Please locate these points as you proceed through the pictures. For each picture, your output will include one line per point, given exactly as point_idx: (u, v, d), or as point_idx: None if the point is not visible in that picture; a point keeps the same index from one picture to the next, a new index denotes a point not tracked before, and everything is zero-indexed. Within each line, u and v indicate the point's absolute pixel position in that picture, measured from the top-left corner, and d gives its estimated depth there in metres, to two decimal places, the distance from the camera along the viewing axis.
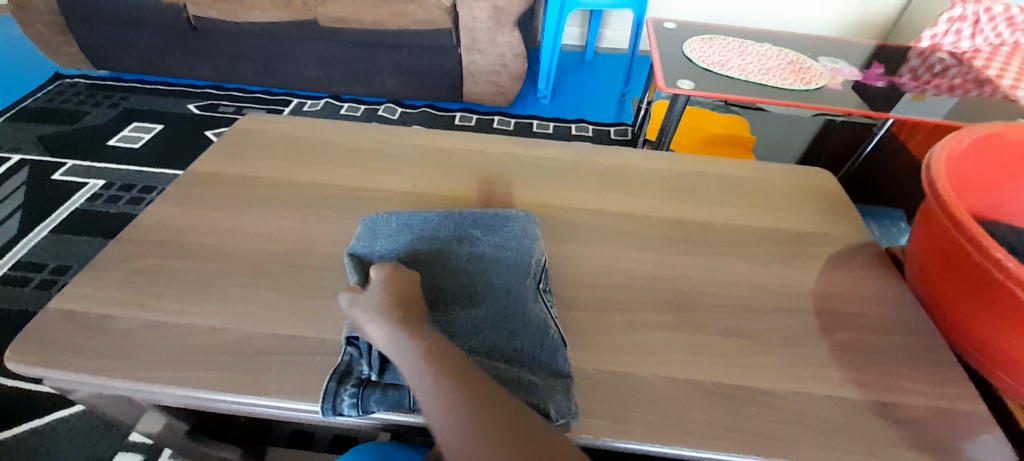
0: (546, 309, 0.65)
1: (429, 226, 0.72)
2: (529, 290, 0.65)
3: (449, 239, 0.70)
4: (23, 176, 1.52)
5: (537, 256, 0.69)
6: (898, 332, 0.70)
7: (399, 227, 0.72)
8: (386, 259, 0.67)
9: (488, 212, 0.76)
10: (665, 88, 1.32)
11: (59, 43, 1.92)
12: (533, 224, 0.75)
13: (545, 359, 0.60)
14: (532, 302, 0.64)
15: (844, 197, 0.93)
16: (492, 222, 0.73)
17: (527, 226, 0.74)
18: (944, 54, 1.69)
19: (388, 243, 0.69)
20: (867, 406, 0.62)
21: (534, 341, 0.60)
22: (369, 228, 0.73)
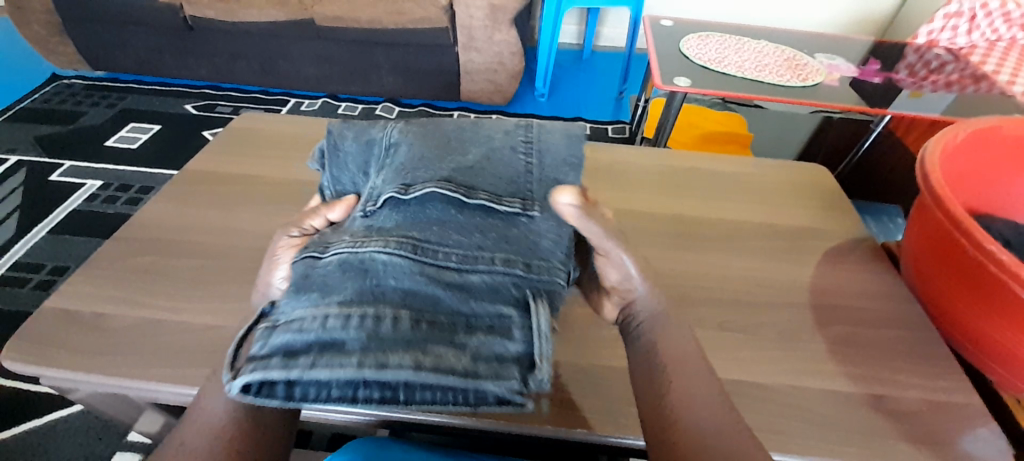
0: (476, 270, 0.52)
1: (410, 145, 0.61)
2: (472, 247, 0.53)
3: (422, 156, 0.59)
4: (21, 176, 1.52)
5: (519, 190, 0.58)
6: (893, 326, 0.71)
7: (385, 149, 0.62)
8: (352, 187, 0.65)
9: (489, 137, 0.62)
10: (662, 85, 1.33)
11: (55, 43, 1.91)
12: (546, 139, 0.62)
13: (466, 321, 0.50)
14: (461, 263, 0.52)
15: (839, 191, 0.93)
16: (485, 151, 0.61)
17: (541, 146, 0.62)
18: (940, 50, 1.69)
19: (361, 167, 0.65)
20: (861, 399, 0.62)
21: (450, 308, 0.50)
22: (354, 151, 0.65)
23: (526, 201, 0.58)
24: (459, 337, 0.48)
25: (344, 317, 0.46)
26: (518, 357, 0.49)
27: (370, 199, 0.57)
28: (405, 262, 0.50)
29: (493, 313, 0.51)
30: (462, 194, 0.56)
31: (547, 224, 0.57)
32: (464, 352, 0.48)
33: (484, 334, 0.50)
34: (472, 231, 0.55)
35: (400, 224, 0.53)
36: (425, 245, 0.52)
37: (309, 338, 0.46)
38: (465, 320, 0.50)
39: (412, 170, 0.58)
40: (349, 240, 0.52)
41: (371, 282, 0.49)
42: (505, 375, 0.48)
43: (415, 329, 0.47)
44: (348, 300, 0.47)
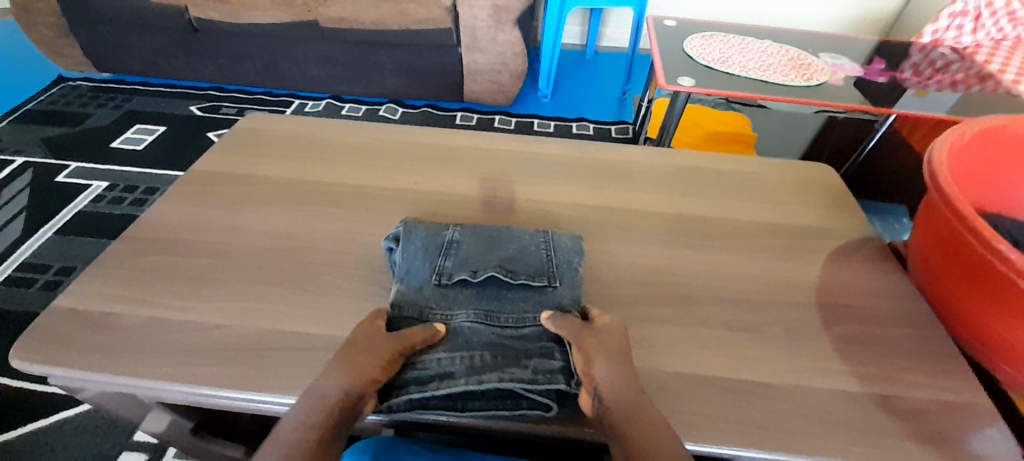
0: (532, 321, 0.64)
1: (467, 233, 0.73)
2: (527, 308, 0.66)
3: (479, 242, 0.72)
4: (27, 178, 1.53)
5: (555, 269, 0.69)
6: (900, 325, 0.70)
7: (447, 233, 0.73)
8: (413, 247, 0.70)
9: (529, 233, 0.74)
10: (666, 85, 1.32)
11: (62, 45, 1.93)
12: (575, 244, 0.73)
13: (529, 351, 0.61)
14: (522, 317, 0.65)
15: (845, 190, 0.93)
16: (527, 245, 0.72)
17: (570, 247, 0.73)
18: (946, 49, 1.69)
19: (425, 235, 0.72)
20: (868, 398, 0.62)
21: (518, 343, 0.62)
22: (416, 230, 0.72)
23: (555, 275, 0.69)
24: (522, 359, 0.60)
25: (446, 356, 0.59)
26: (564, 370, 0.59)
27: (443, 273, 0.68)
28: (479, 322, 0.63)
29: (543, 345, 0.62)
30: (507, 276, 0.67)
31: (569, 291, 0.68)
32: (527, 367, 0.59)
33: (538, 357, 0.60)
34: (521, 300, 0.66)
35: (471, 296, 0.67)
36: (491, 307, 0.66)
37: (419, 371, 0.58)
38: (524, 351, 0.61)
39: (472, 252, 0.70)
40: (439, 302, 0.66)
41: (457, 333, 0.62)
42: (554, 380, 0.58)
43: (492, 359, 0.59)
44: (447, 345, 0.61)
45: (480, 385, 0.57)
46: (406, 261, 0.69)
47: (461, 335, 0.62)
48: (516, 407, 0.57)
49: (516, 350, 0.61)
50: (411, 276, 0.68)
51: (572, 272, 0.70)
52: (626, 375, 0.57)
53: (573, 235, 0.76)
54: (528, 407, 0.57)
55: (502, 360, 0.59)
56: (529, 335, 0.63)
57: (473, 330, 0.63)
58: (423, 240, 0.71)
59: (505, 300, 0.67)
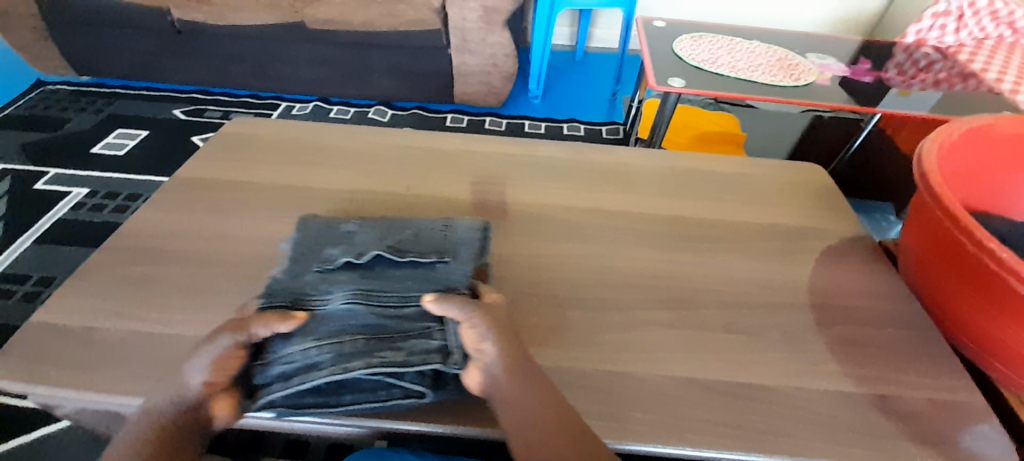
0: (414, 298, 0.62)
1: (361, 225, 0.74)
2: (412, 286, 0.64)
3: (371, 231, 0.73)
4: (4, 185, 1.49)
5: (446, 250, 0.70)
6: (894, 325, 0.71)
7: (341, 225, 0.74)
8: (305, 243, 0.72)
9: (428, 222, 0.75)
10: (657, 86, 1.32)
11: (39, 48, 1.87)
12: (477, 232, 0.74)
13: (406, 332, 0.59)
14: (405, 295, 0.63)
15: (836, 190, 0.93)
16: (422, 232, 0.73)
17: (470, 234, 0.73)
18: (929, 48, 1.71)
19: (320, 229, 0.74)
20: (865, 399, 0.62)
21: (395, 324, 0.59)
22: (311, 228, 0.74)
23: (445, 254, 0.70)
24: (397, 341, 0.57)
25: (315, 344, 0.57)
26: (441, 349, 0.57)
27: (328, 260, 0.69)
28: (356, 304, 0.61)
29: (423, 325, 0.60)
30: (395, 254, 0.68)
31: (460, 268, 0.68)
32: (401, 350, 0.57)
33: (416, 338, 0.58)
34: (407, 279, 0.66)
35: (355, 278, 0.66)
36: (373, 288, 0.64)
37: (285, 365, 0.56)
38: (400, 332, 0.59)
39: (364, 239, 0.71)
40: (318, 287, 0.64)
41: (331, 318, 0.60)
42: (428, 360, 0.56)
43: (363, 343, 0.57)
44: (316, 334, 0.58)
45: (345, 373, 0.54)
46: (299, 250, 0.71)
47: (337, 317, 0.60)
48: (388, 397, 0.56)
49: (392, 331, 0.59)
50: (298, 266, 0.68)
51: (468, 249, 0.71)
52: (515, 357, 0.56)
53: (478, 221, 0.77)
54: (401, 397, 0.56)
55: (373, 344, 0.57)
56: (409, 314, 0.61)
57: (351, 310, 0.60)
58: (318, 234, 0.73)
59: (388, 280, 0.66)
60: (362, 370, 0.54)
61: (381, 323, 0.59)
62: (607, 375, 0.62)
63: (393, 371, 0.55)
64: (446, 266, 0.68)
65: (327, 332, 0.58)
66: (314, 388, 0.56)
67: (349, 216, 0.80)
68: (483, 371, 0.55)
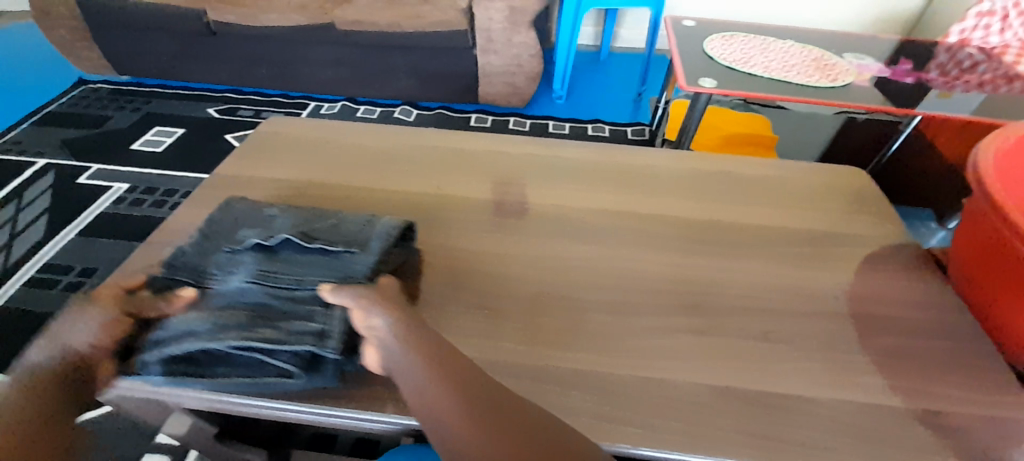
0: (309, 284, 0.64)
1: (282, 210, 0.76)
2: (310, 271, 0.65)
3: (290, 216, 0.74)
4: (49, 179, 1.55)
5: (357, 238, 0.69)
6: (940, 337, 0.68)
7: (265, 209, 0.76)
8: (226, 221, 0.74)
9: (350, 214, 0.75)
10: (687, 87, 1.30)
11: (82, 48, 1.95)
12: (395, 224, 0.73)
13: (291, 314, 0.61)
14: (301, 280, 0.64)
15: (878, 195, 0.90)
16: (337, 220, 0.73)
17: (385, 225, 0.72)
18: (973, 49, 1.64)
19: (246, 211, 0.76)
20: (912, 414, 0.59)
21: (284, 307, 0.62)
22: (239, 210, 0.77)
23: (353, 243, 0.68)
24: (279, 322, 0.60)
25: (203, 317, 0.60)
26: (318, 333, 0.59)
27: (240, 240, 0.70)
28: (252, 284, 0.64)
29: (310, 309, 0.62)
30: (302, 240, 0.68)
31: (361, 258, 0.66)
32: (279, 330, 0.59)
33: (298, 321, 0.60)
34: (309, 265, 0.66)
35: (260, 260, 0.67)
36: (276, 270, 0.66)
37: (170, 334, 0.60)
38: (284, 314, 0.61)
39: (281, 223, 0.72)
40: (228, 264, 0.67)
41: (228, 292, 0.64)
42: (302, 343, 0.58)
43: (246, 321, 0.60)
44: (208, 304, 0.62)
45: (220, 346, 0.57)
46: (221, 228, 0.73)
47: (233, 295, 0.63)
48: (263, 374, 0.59)
49: (278, 313, 0.61)
50: (211, 244, 0.70)
51: (381, 242, 0.69)
52: (408, 335, 0.56)
53: (401, 220, 0.74)
54: (275, 375, 0.58)
55: (254, 323, 0.60)
56: (297, 299, 0.63)
57: (245, 290, 0.63)
58: (242, 215, 0.75)
59: (289, 263, 0.66)
60: (234, 343, 0.57)
61: (271, 305, 0.62)
62: (640, 380, 0.61)
63: (266, 349, 0.58)
64: (350, 255, 0.67)
65: (217, 308, 0.62)
66: (188, 356, 0.59)
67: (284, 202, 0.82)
68: (377, 346, 0.57)
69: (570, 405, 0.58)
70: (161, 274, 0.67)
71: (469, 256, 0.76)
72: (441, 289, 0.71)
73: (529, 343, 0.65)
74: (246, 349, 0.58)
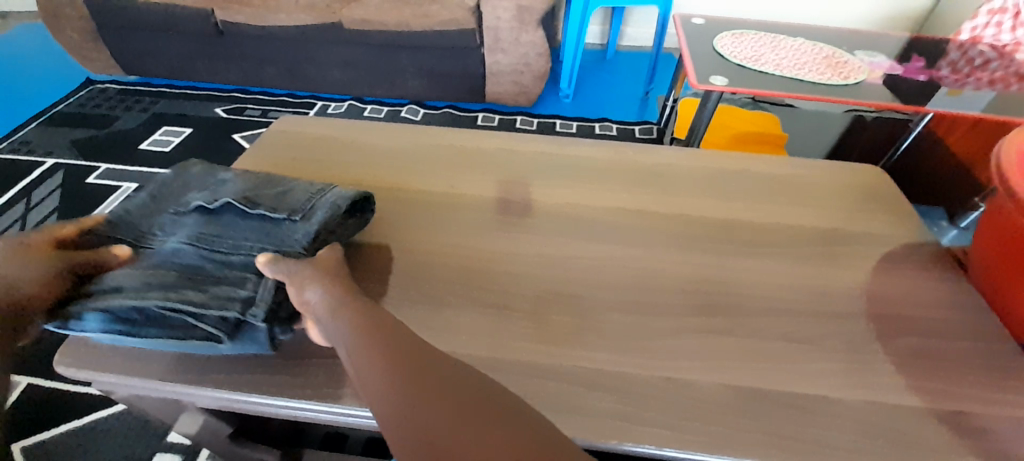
0: (246, 250, 0.67)
1: (233, 178, 0.78)
2: (250, 239, 0.69)
3: (240, 184, 0.76)
4: (58, 179, 1.56)
5: (297, 207, 0.72)
6: (964, 337, 0.67)
7: (218, 178, 0.78)
8: (182, 190, 0.78)
9: (296, 182, 0.77)
10: (698, 85, 1.29)
11: (90, 49, 1.96)
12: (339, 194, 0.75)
13: (222, 277, 0.63)
14: (238, 246, 0.67)
15: (896, 193, 0.89)
16: (282, 190, 0.75)
17: (328, 196, 0.74)
18: (985, 46, 1.61)
19: (202, 180, 0.79)
20: (939, 415, 0.58)
21: (218, 270, 0.64)
22: (195, 177, 0.79)
23: (294, 213, 0.71)
24: (208, 284, 0.62)
25: (136, 274, 0.62)
26: (245, 299, 0.60)
27: (189, 207, 0.73)
28: (190, 247, 0.67)
29: (242, 276, 0.63)
30: (244, 206, 0.71)
31: (299, 227, 0.69)
32: (205, 292, 0.61)
33: (226, 285, 0.62)
34: (249, 233, 0.70)
35: (204, 226, 0.70)
36: (218, 239, 0.68)
37: (102, 287, 0.61)
38: (216, 276, 0.63)
39: (228, 191, 0.75)
40: (176, 233, 0.70)
41: (164, 256, 0.66)
42: (225, 306, 0.59)
43: (177, 280, 0.62)
44: (141, 266, 0.64)
45: (143, 303, 0.59)
46: (183, 200, 0.75)
47: (170, 256, 0.66)
48: (188, 334, 0.58)
49: (211, 276, 0.63)
50: (164, 211, 0.74)
51: (325, 213, 0.71)
52: (337, 307, 0.55)
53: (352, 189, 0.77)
54: (200, 336, 0.58)
55: (185, 284, 0.62)
56: (232, 264, 0.65)
57: (183, 252, 0.66)
58: (196, 184, 0.78)
59: (230, 231, 0.70)
60: (157, 301, 0.59)
61: (206, 268, 0.64)
62: (662, 381, 0.60)
63: (191, 311, 0.59)
64: (291, 222, 0.70)
65: (151, 267, 0.64)
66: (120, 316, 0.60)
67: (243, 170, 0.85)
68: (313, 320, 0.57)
69: (588, 404, 0.58)
70: (106, 233, 0.70)
71: (483, 254, 0.75)
72: (456, 288, 0.70)
73: (546, 342, 0.64)
74: (171, 311, 0.59)
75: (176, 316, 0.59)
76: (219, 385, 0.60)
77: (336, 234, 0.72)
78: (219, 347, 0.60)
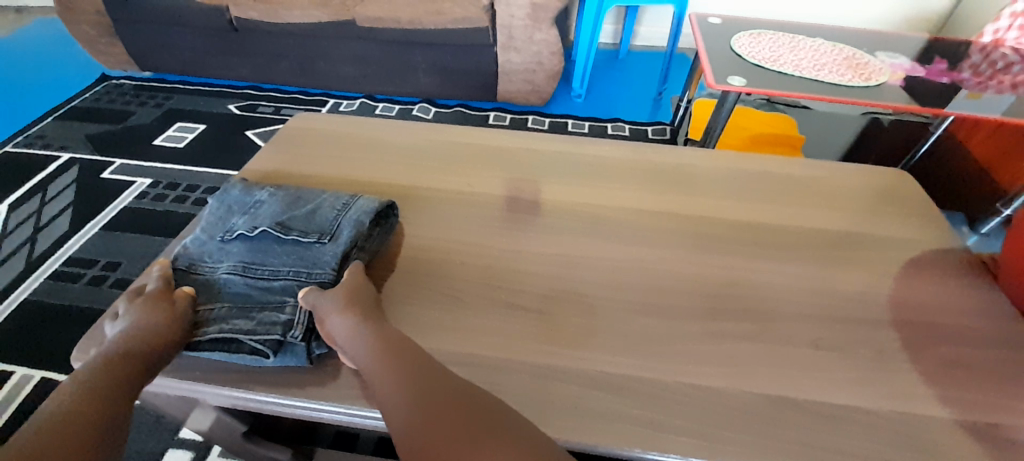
0: (284, 275, 0.66)
1: (265, 194, 0.76)
2: (286, 262, 0.67)
3: (272, 202, 0.74)
4: (73, 173, 1.57)
5: (331, 229, 0.70)
6: (999, 346, 0.65)
7: (251, 194, 0.76)
8: (217, 207, 0.75)
9: (328, 198, 0.75)
10: (716, 85, 1.27)
11: (106, 44, 1.97)
12: (370, 210, 0.73)
13: (266, 304, 0.63)
14: (277, 271, 0.66)
15: (923, 198, 0.87)
16: (315, 208, 0.73)
17: (359, 213, 0.72)
18: (1008, 49, 1.58)
19: (234, 196, 0.76)
20: (975, 428, 0.57)
21: (261, 298, 0.64)
22: (229, 193, 0.77)
23: (328, 235, 0.69)
24: (252, 312, 0.62)
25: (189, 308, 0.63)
26: (285, 322, 0.61)
27: (226, 228, 0.71)
28: (234, 275, 0.66)
29: (282, 299, 0.64)
30: (278, 230, 0.69)
31: (334, 249, 0.68)
32: (252, 321, 0.61)
33: (269, 310, 0.62)
34: (285, 255, 0.68)
35: (243, 250, 0.69)
36: (252, 261, 0.67)
37: None
38: (262, 303, 0.63)
39: (262, 211, 0.73)
40: (209, 253, 0.69)
41: (211, 285, 0.65)
42: (270, 332, 0.60)
43: (226, 312, 0.62)
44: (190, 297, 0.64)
45: (202, 335, 0.60)
46: (210, 216, 0.74)
47: (216, 285, 0.65)
48: (237, 351, 0.60)
49: (256, 303, 0.63)
50: (202, 231, 0.72)
51: (352, 229, 0.70)
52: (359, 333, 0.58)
53: (382, 202, 0.75)
54: (247, 353, 0.59)
55: (233, 313, 0.62)
56: (274, 290, 0.65)
57: (227, 280, 0.66)
58: (230, 201, 0.76)
59: (267, 254, 0.68)
60: (211, 334, 0.60)
61: (251, 295, 0.64)
62: (688, 387, 0.59)
63: (241, 338, 0.60)
64: (327, 245, 0.68)
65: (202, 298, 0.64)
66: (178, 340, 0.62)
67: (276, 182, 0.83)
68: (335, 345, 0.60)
69: (609, 410, 0.57)
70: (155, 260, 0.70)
71: (501, 255, 0.74)
72: (472, 288, 0.69)
73: (566, 345, 0.63)
74: (218, 337, 0.60)
75: (222, 340, 0.60)
76: (236, 385, 0.60)
77: (365, 250, 0.71)
78: (264, 362, 0.60)
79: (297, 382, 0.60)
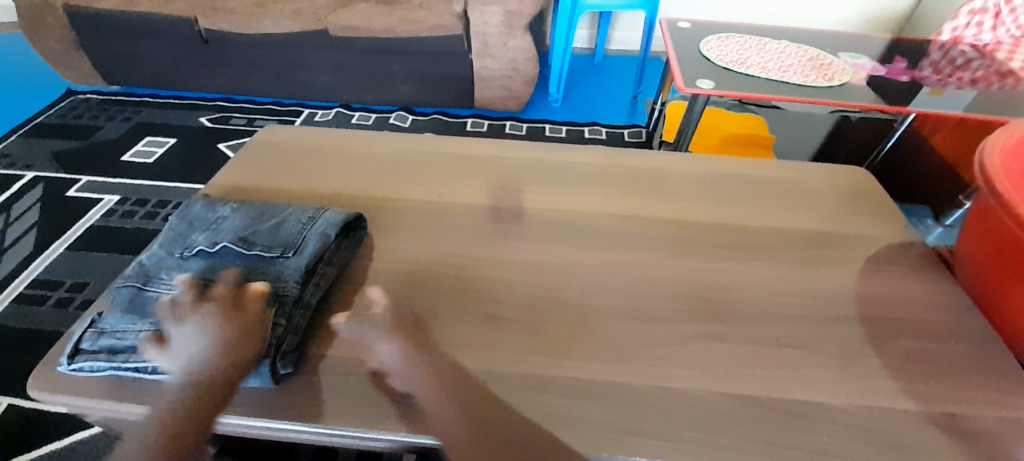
0: None
1: (230, 210, 0.75)
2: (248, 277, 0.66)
3: (237, 217, 0.73)
4: (38, 192, 1.52)
5: (294, 242, 0.69)
6: (955, 338, 0.67)
7: (215, 210, 0.75)
8: (178, 224, 0.74)
9: (293, 212, 0.74)
10: (686, 88, 1.29)
11: (71, 58, 1.92)
12: (335, 223, 0.72)
13: None
14: None
15: (883, 195, 0.90)
16: (279, 223, 0.72)
17: (324, 226, 0.71)
18: (965, 46, 1.64)
19: (197, 211, 0.75)
20: (933, 419, 0.58)
21: None
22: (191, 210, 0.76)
23: (292, 248, 0.68)
24: None
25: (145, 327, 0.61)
26: None
27: (187, 245, 0.70)
28: None
29: None
30: (241, 244, 0.68)
31: (297, 262, 0.66)
32: None
33: None
34: (247, 270, 0.67)
35: (204, 267, 0.67)
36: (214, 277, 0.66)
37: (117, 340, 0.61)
38: None
39: (225, 226, 0.71)
40: (169, 270, 0.67)
41: None
42: None
43: None
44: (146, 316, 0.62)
45: None
46: (171, 233, 0.73)
47: None
48: None
49: None
50: (163, 248, 0.70)
51: (317, 242, 0.69)
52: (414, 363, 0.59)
53: (348, 214, 0.74)
54: None
55: None
56: None
57: None
58: (194, 217, 0.74)
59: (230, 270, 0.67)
60: None
61: None
62: (657, 391, 0.60)
63: None
64: (289, 258, 0.67)
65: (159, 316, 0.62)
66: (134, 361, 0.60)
67: (240, 199, 0.82)
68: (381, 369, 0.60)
69: (580, 416, 0.57)
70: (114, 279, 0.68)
71: (472, 265, 0.74)
72: (444, 299, 0.69)
73: (537, 353, 0.63)
74: None
75: None
76: None
77: (331, 264, 0.70)
78: None
79: (264, 402, 0.59)
